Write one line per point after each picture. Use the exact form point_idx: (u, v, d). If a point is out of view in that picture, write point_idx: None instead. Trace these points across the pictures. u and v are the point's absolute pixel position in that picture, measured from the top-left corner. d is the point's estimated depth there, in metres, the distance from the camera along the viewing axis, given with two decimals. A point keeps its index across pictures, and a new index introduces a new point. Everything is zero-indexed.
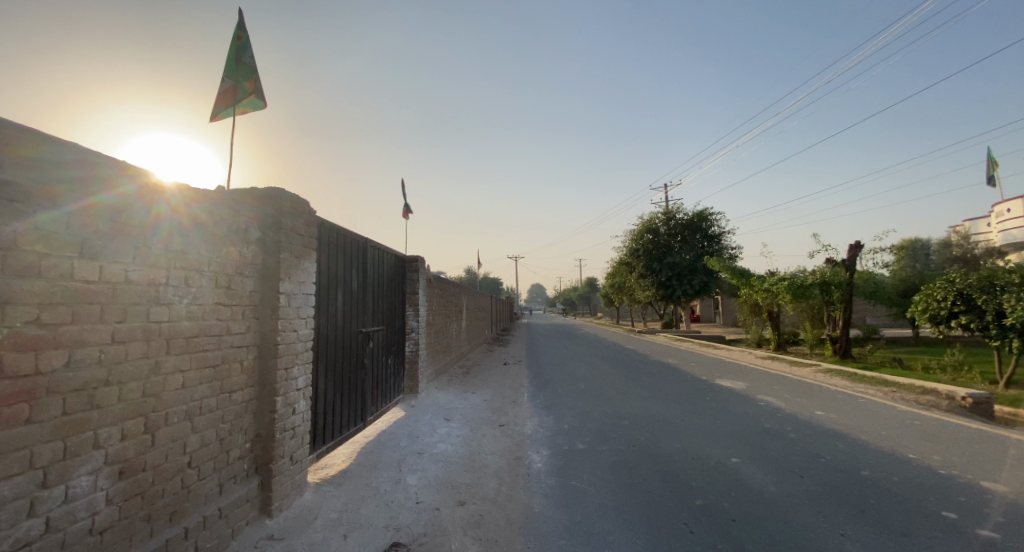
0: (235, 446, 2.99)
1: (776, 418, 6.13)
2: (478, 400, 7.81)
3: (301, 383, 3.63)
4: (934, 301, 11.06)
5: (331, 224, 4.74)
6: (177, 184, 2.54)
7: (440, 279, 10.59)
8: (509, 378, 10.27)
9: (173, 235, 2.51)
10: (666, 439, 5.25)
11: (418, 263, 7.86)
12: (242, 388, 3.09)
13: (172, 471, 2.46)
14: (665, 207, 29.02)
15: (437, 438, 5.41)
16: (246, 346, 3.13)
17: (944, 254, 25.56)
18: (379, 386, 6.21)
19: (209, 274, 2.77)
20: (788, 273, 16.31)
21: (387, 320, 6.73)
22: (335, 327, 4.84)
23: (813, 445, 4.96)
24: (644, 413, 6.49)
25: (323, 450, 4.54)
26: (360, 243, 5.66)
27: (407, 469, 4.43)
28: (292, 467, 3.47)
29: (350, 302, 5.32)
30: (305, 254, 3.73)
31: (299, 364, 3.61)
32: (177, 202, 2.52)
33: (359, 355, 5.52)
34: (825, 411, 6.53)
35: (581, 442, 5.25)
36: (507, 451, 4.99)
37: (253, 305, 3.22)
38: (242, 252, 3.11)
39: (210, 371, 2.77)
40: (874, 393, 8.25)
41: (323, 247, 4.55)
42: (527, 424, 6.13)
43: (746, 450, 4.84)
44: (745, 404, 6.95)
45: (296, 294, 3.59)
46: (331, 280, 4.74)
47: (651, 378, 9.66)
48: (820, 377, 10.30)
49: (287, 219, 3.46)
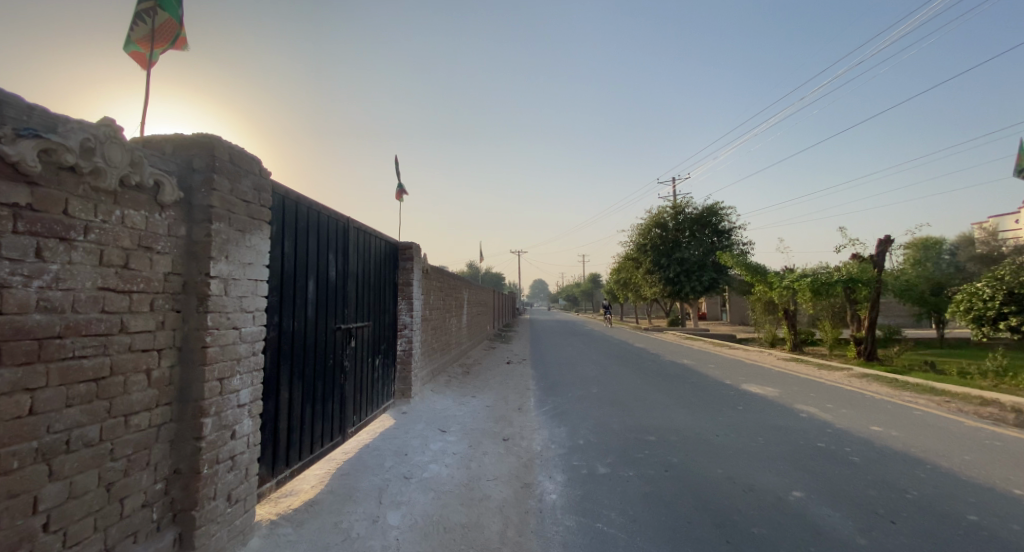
0: (133, 491, 2.13)
1: (828, 435, 5.24)
2: (479, 406, 6.94)
3: (244, 397, 2.75)
4: (979, 301, 10.03)
5: (298, 195, 3.85)
6: (100, 132, 1.93)
7: (439, 269, 9.67)
8: (513, 380, 9.39)
9: (91, 200, 1.91)
10: (706, 462, 4.37)
11: (412, 251, 6.94)
12: (150, 409, 2.21)
13: (7, 544, 1.59)
14: (675, 201, 28.03)
15: (429, 457, 4.53)
16: (157, 350, 2.26)
17: (969, 253, 24.53)
18: (364, 390, 5.33)
19: (93, 246, 1.92)
20: (811, 269, 15.33)
21: (374, 314, 5.84)
22: (304, 323, 3.95)
23: (887, 475, 4.07)
24: (670, 426, 5.61)
25: (289, 474, 3.69)
26: (340, 222, 4.76)
27: (389, 502, 3.56)
28: (227, 511, 2.60)
29: (327, 293, 4.42)
30: (250, 227, 2.83)
31: (242, 372, 2.72)
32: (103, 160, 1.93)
33: (338, 356, 4.65)
34: (883, 427, 5.63)
35: (602, 464, 4.38)
36: (513, 477, 4.10)
37: (170, 293, 2.34)
38: (153, 217, 2.24)
39: (88, 388, 1.90)
40: (926, 403, 7.33)
41: (287, 223, 3.66)
42: (537, 438, 5.25)
43: (807, 480, 3.95)
44: (786, 417, 6.04)
45: (237, 279, 2.70)
46: (299, 264, 3.86)
47: (670, 382, 8.76)
48: (854, 382, 9.37)
49: (221, 176, 2.56)
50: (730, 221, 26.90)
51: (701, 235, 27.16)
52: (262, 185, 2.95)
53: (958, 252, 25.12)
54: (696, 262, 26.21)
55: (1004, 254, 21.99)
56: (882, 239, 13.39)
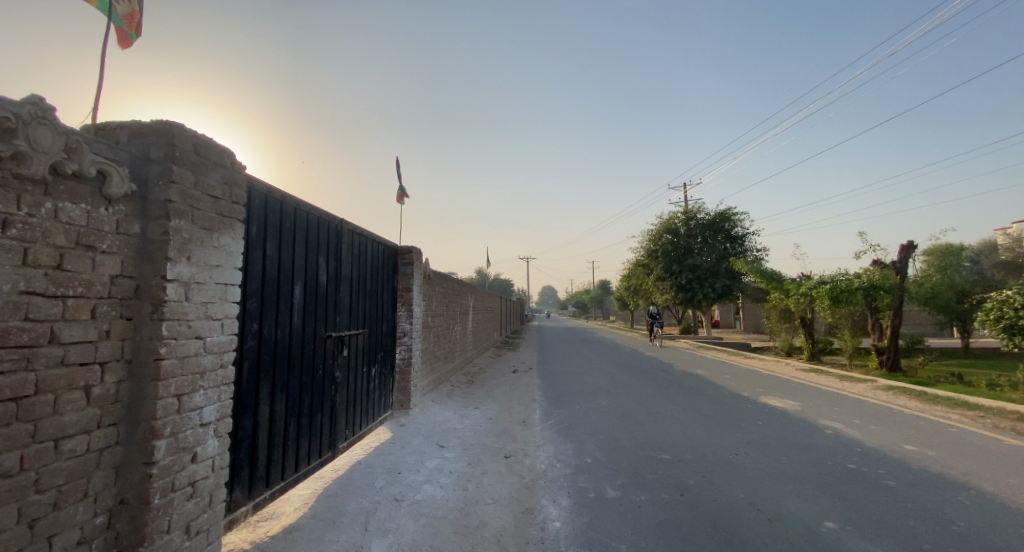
0: (64, 527, 1.83)
1: (858, 455, 4.80)
2: (481, 418, 6.60)
3: (209, 415, 2.46)
4: (1009, 310, 9.40)
5: (283, 194, 3.61)
6: (27, 111, 1.68)
7: (442, 275, 9.38)
8: (518, 390, 9.03)
9: (13, 190, 1.65)
10: (725, 486, 3.98)
11: (412, 255, 6.65)
12: (88, 431, 1.93)
13: None
14: (686, 207, 27.53)
15: (423, 476, 4.19)
16: (100, 364, 1.98)
17: (993, 259, 23.61)
18: (358, 402, 5.03)
19: (17, 244, 1.65)
20: (828, 276, 14.73)
21: (371, 321, 5.54)
22: (289, 330, 3.66)
23: (929, 501, 3.64)
24: (685, 443, 5.21)
25: (270, 495, 3.39)
26: (333, 224, 4.51)
27: (376, 529, 3.24)
28: (184, 545, 2.30)
29: (317, 298, 4.14)
30: (219, 225, 2.55)
31: (207, 387, 2.44)
32: (31, 144, 1.67)
33: (329, 366, 4.36)
34: (917, 446, 5.17)
35: (611, 487, 4.00)
36: (513, 501, 3.75)
37: (117, 299, 2.07)
38: (97, 212, 1.98)
39: (5, 409, 1.61)
40: (960, 418, 6.80)
41: (270, 223, 3.41)
42: (541, 456, 4.89)
43: (839, 508, 3.54)
44: (810, 434, 5.59)
45: (203, 283, 2.42)
46: (285, 268, 3.60)
47: (684, 394, 8.32)
48: (880, 395, 8.83)
49: (182, 168, 2.29)
50: (743, 226, 26.29)
51: (713, 241, 26.57)
52: (235, 180, 2.69)
53: (981, 258, 24.21)
54: (707, 268, 25.63)
55: None
56: (904, 244, 12.80)
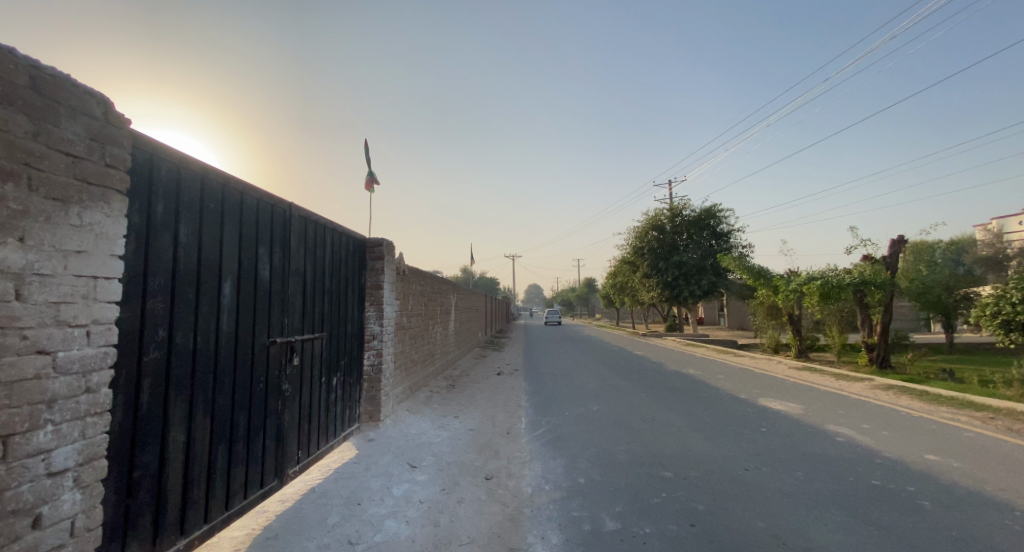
0: None
1: (878, 468, 4.33)
2: (461, 429, 5.96)
3: (63, 460, 1.75)
4: (1007, 305, 9.14)
5: (206, 167, 2.90)
6: None
7: (420, 273, 8.68)
8: (502, 395, 8.42)
9: None
10: (740, 512, 3.44)
11: (382, 248, 5.95)
12: None
13: None
14: (672, 204, 27.26)
15: (386, 508, 3.53)
16: None
17: (973, 254, 23.85)
18: (314, 417, 4.33)
19: None
20: (818, 271, 14.45)
21: (331, 322, 4.83)
22: (215, 337, 2.96)
23: (972, 527, 3.15)
24: (687, 457, 4.67)
25: (187, 545, 2.69)
26: (278, 210, 3.80)
27: None
28: None
29: (255, 297, 3.43)
30: (80, 196, 1.84)
31: (56, 420, 1.73)
32: None
33: (273, 378, 3.66)
34: (938, 455, 4.71)
35: (609, 517, 3.41)
36: (494, 539, 3.12)
37: None
38: None
39: None
40: (971, 419, 6.42)
41: (186, 203, 2.71)
42: (527, 476, 4.27)
43: (877, 539, 3.01)
44: (821, 443, 5.11)
45: (50, 276, 1.70)
46: (208, 261, 2.89)
47: (678, 398, 7.81)
48: (880, 394, 8.45)
49: (9, 110, 1.57)
50: (729, 223, 26.19)
51: (699, 238, 26.39)
52: (111, 136, 1.99)
53: (962, 254, 24.45)
54: (694, 265, 25.39)
55: (1012, 256, 21.25)
56: (895, 238, 12.56)
